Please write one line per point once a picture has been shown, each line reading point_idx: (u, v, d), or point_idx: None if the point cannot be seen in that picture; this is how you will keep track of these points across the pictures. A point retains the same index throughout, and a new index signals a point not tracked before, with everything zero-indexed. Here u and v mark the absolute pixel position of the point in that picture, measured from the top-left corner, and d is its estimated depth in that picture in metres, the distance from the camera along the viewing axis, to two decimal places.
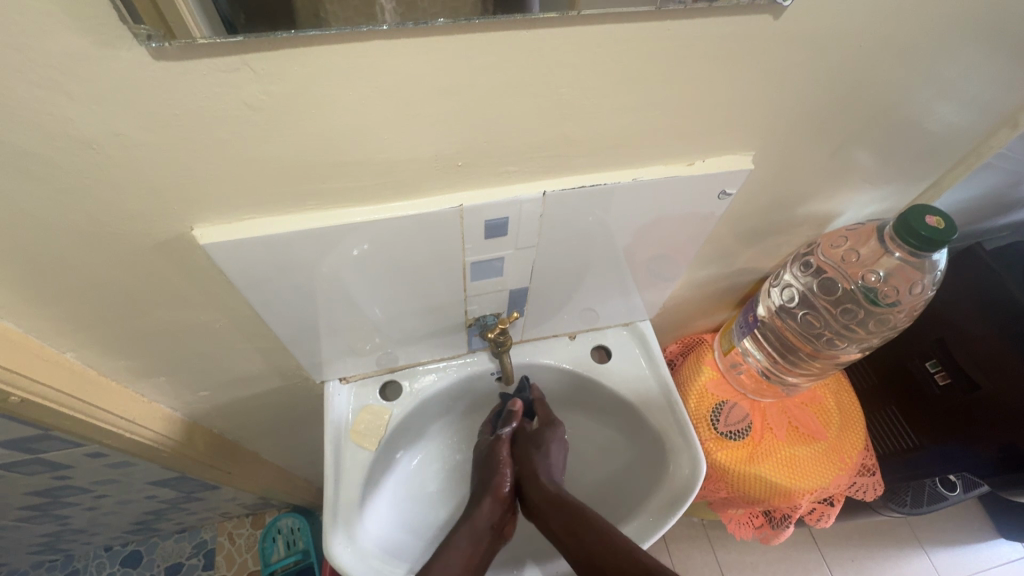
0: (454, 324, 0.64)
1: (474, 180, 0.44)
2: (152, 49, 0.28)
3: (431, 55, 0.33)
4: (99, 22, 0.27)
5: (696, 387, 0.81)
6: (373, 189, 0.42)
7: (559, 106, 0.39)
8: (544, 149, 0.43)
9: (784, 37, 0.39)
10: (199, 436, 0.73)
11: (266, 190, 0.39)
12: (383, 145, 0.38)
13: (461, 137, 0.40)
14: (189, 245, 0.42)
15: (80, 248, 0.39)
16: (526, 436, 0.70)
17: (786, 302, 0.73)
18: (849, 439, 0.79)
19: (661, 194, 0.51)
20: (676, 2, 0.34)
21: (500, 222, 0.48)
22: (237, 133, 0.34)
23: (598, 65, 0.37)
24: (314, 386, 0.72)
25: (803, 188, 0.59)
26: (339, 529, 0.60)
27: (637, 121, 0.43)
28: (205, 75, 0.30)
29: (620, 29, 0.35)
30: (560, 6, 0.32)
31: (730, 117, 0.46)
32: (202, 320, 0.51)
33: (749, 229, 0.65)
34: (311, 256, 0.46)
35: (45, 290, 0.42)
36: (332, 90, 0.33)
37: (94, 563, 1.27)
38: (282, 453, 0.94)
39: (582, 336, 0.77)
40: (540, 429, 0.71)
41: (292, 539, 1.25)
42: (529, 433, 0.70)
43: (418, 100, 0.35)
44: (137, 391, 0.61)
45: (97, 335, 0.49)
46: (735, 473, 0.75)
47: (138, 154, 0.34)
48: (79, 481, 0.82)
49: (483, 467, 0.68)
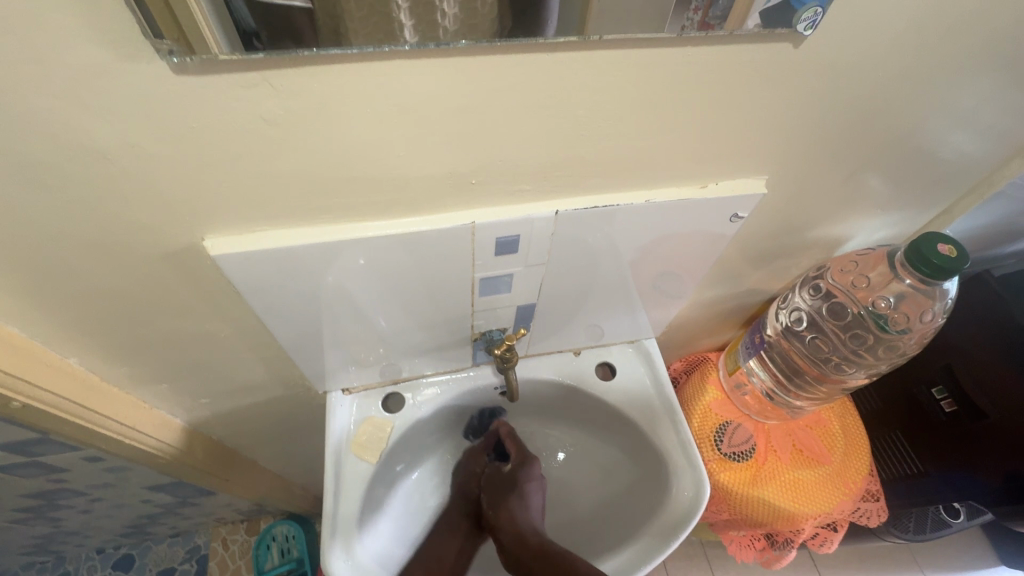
0: (460, 338, 0.64)
1: (488, 197, 0.44)
2: (174, 64, 0.28)
3: (452, 76, 0.33)
4: (123, 36, 0.26)
5: (700, 406, 0.80)
6: (386, 205, 0.42)
7: (577, 127, 0.39)
8: (558, 170, 0.43)
9: (802, 66, 0.40)
10: (199, 443, 0.73)
11: (279, 203, 0.39)
12: (398, 161, 0.38)
13: (476, 155, 0.39)
14: (199, 255, 0.42)
15: (90, 256, 0.39)
16: (502, 477, 0.69)
17: (794, 324, 0.73)
18: (855, 463, 0.79)
19: (673, 215, 0.51)
20: (687, 20, 0.33)
21: (511, 239, 0.48)
22: (254, 147, 0.34)
23: (617, 89, 0.37)
24: (316, 396, 0.71)
25: (814, 213, 0.59)
26: (338, 543, 0.60)
27: (651, 144, 0.43)
28: (226, 90, 0.30)
29: (641, 55, 0.35)
30: (571, 30, 0.31)
31: (744, 142, 0.46)
32: (207, 328, 0.51)
33: (759, 251, 0.64)
34: (318, 268, 0.45)
35: (52, 295, 0.42)
36: (350, 107, 0.33)
37: (87, 565, 1.27)
38: (280, 460, 0.93)
39: (586, 352, 0.77)
40: (515, 470, 0.69)
41: (287, 547, 1.23)
42: (506, 474, 0.69)
43: (435, 119, 0.35)
44: (140, 397, 0.60)
45: (103, 341, 0.49)
46: (738, 496, 0.75)
47: (152, 164, 0.34)
48: (75, 484, 0.81)
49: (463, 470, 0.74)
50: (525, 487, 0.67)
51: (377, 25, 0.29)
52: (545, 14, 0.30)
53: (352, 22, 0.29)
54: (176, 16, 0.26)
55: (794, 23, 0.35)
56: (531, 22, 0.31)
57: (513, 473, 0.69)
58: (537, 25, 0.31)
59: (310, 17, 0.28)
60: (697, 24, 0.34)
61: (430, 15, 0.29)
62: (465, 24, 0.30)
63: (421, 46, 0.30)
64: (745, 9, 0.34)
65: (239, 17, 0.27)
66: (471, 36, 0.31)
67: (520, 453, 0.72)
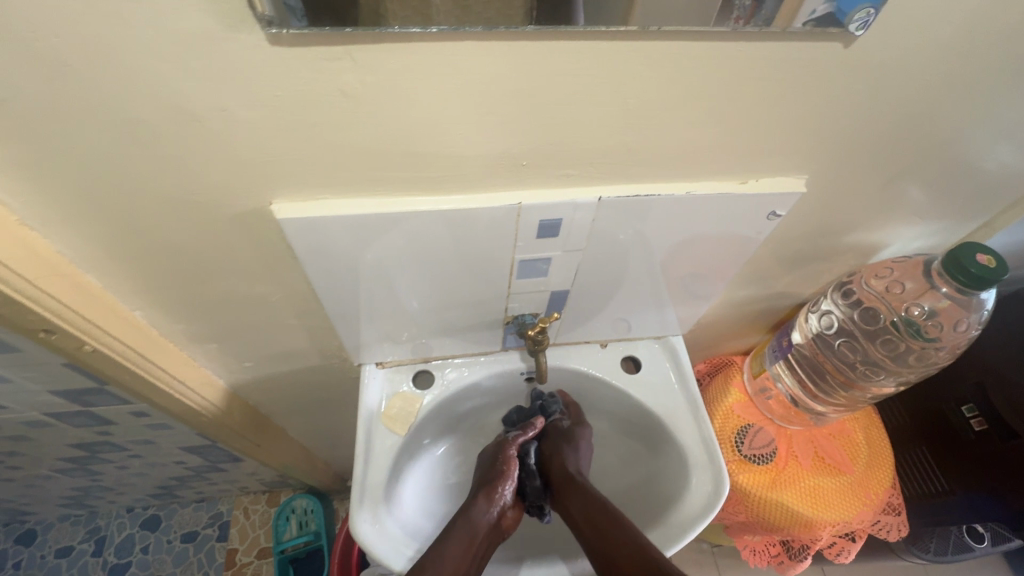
0: (494, 320, 0.66)
1: (535, 179, 0.46)
2: (270, 35, 0.31)
3: (516, 58, 0.35)
4: (228, 6, 0.29)
5: (722, 407, 0.82)
6: (439, 182, 0.44)
7: (627, 114, 0.41)
8: (606, 155, 0.45)
9: (854, 64, 0.40)
10: (238, 406, 0.76)
11: (341, 174, 0.42)
12: (455, 139, 0.40)
13: (529, 138, 0.41)
14: (265, 219, 0.45)
15: (166, 212, 0.42)
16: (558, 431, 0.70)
17: (825, 329, 0.73)
18: (877, 473, 0.78)
19: (713, 209, 0.52)
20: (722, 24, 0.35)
21: (554, 222, 0.50)
22: (327, 117, 0.36)
23: (669, 79, 0.39)
24: (351, 369, 0.74)
25: (852, 217, 0.59)
26: (366, 508, 0.62)
27: (698, 135, 0.44)
28: (311, 62, 0.33)
29: (696, 47, 0.37)
30: (616, 21, 0.33)
31: (789, 139, 0.47)
32: (261, 292, 0.54)
33: (794, 253, 0.65)
34: (368, 240, 0.48)
35: (128, 249, 0.45)
36: (419, 83, 0.35)
37: (116, 522, 1.33)
38: (308, 431, 0.97)
39: (613, 345, 0.78)
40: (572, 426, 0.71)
41: (305, 520, 1.27)
42: (562, 429, 0.70)
43: (496, 99, 0.37)
44: (191, 355, 0.64)
45: (165, 296, 0.52)
46: (755, 498, 0.75)
47: (234, 129, 0.36)
48: (118, 438, 0.86)
49: (490, 465, 0.65)
50: (579, 443, 0.68)
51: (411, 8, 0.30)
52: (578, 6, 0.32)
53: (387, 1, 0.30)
54: None
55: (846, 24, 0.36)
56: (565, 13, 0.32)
57: (569, 429, 0.70)
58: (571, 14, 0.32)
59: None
60: (739, 27, 0.35)
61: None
62: (499, 12, 0.32)
63: (492, 27, 0.32)
64: (795, 7, 0.35)
65: None
66: (506, 25, 0.32)
67: (576, 414, 0.73)
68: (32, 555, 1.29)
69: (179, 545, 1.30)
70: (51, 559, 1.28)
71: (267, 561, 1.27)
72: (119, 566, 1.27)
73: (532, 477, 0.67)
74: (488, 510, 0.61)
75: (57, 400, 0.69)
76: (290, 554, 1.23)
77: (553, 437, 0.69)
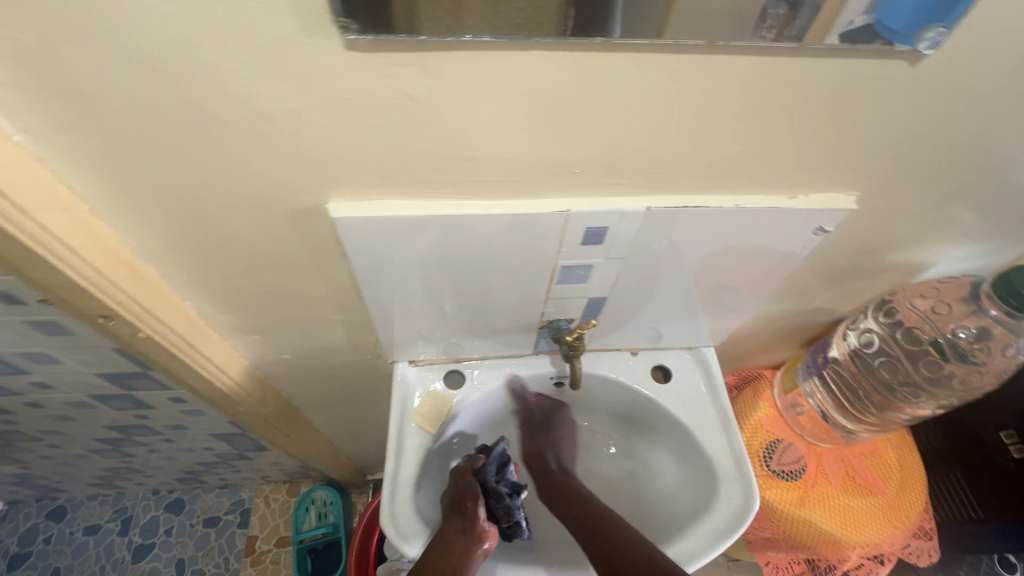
0: (528, 324, 0.66)
1: (587, 186, 0.46)
2: (347, 40, 0.32)
3: (579, 68, 0.35)
4: (310, 12, 0.30)
5: (751, 420, 0.81)
6: (492, 186, 0.45)
7: (684, 126, 0.41)
8: (657, 165, 0.45)
9: (918, 84, 0.40)
10: (271, 397, 0.78)
11: (397, 176, 0.42)
12: (513, 145, 0.41)
13: (584, 146, 0.42)
14: (319, 216, 0.46)
15: (226, 207, 0.43)
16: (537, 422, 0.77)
17: (863, 347, 0.71)
18: (909, 496, 0.77)
19: (760, 223, 0.52)
20: (759, 37, 0.34)
21: (600, 230, 0.50)
22: (391, 120, 0.37)
23: (731, 92, 0.39)
24: (383, 365, 0.75)
25: (899, 235, 0.58)
26: (395, 504, 0.64)
27: (752, 148, 0.44)
28: (382, 67, 0.33)
29: (758, 62, 0.37)
30: (650, 32, 0.33)
31: (842, 155, 0.46)
32: (307, 287, 0.55)
33: (836, 270, 0.64)
34: (417, 241, 0.48)
35: (187, 241, 0.47)
36: (483, 89, 0.36)
37: (142, 504, 1.36)
38: (334, 424, 0.98)
39: (644, 353, 0.78)
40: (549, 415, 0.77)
41: (324, 512, 1.29)
42: (540, 420, 0.77)
43: (556, 107, 0.38)
44: (232, 345, 0.65)
45: (215, 288, 0.54)
46: (783, 515, 0.74)
47: (302, 129, 0.37)
48: (153, 422, 0.88)
49: (453, 491, 0.69)
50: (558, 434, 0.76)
51: (443, 20, 0.30)
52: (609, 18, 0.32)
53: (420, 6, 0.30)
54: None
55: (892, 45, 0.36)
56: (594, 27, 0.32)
57: (548, 419, 0.77)
58: (600, 27, 0.32)
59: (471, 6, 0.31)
60: (769, 41, 0.35)
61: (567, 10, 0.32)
62: (530, 19, 0.31)
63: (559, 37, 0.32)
64: (829, 23, 0.34)
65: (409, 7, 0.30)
66: (539, 33, 0.32)
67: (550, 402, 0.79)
68: (61, 530, 1.33)
69: (201, 529, 1.33)
70: (80, 535, 1.32)
71: (286, 549, 1.29)
72: (143, 546, 1.31)
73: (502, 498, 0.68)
74: (460, 523, 0.63)
75: (101, 383, 0.71)
76: (308, 544, 1.24)
77: (535, 430, 0.77)
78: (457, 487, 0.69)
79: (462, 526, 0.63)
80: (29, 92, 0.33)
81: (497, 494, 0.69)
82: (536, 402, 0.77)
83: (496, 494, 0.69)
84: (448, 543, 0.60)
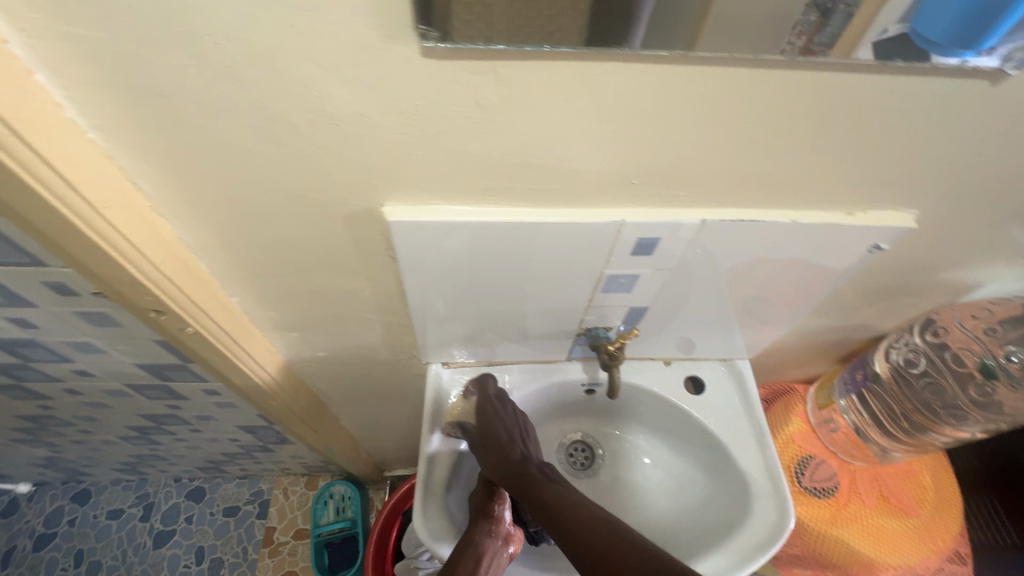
0: (566, 331, 0.66)
1: (644, 197, 0.46)
2: (425, 47, 0.32)
3: (651, 80, 0.35)
4: (393, 19, 0.30)
5: (783, 435, 0.80)
6: (548, 194, 0.44)
7: (748, 139, 0.40)
8: (716, 178, 0.44)
9: (993, 104, 0.39)
10: (303, 393, 0.79)
11: (456, 182, 0.42)
12: (574, 154, 0.40)
13: (646, 158, 0.41)
14: (374, 219, 0.46)
15: (284, 208, 0.43)
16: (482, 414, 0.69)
17: (906, 364, 0.71)
18: (945, 519, 0.75)
19: (813, 239, 0.51)
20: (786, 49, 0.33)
21: (651, 241, 0.50)
22: (458, 127, 0.37)
23: (801, 108, 0.38)
24: (415, 365, 0.76)
25: (951, 255, 0.57)
26: (425, 503, 0.65)
27: (813, 164, 0.44)
28: (456, 74, 0.33)
29: (832, 78, 0.36)
30: (680, 43, 0.32)
31: (905, 173, 0.45)
32: (351, 287, 0.55)
33: (882, 288, 0.63)
34: (467, 246, 0.48)
35: (241, 239, 0.47)
36: (553, 99, 0.35)
37: (164, 491, 1.38)
38: (360, 420, 0.99)
39: (677, 363, 0.78)
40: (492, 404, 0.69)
41: (342, 506, 1.30)
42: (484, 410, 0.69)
43: (623, 118, 0.38)
44: (271, 341, 0.66)
45: (262, 285, 0.54)
46: (814, 533, 0.73)
47: (368, 134, 0.37)
48: (184, 412, 0.89)
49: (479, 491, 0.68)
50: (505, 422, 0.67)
51: (475, 25, 0.30)
52: (637, 23, 0.31)
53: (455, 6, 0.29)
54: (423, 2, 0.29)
55: (931, 57, 0.34)
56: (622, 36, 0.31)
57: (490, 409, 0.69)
58: (627, 36, 0.31)
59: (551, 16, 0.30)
60: (798, 53, 0.34)
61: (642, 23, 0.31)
62: (560, 27, 0.31)
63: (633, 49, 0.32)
64: (858, 34, 0.33)
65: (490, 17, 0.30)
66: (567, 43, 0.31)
67: (486, 392, 0.71)
68: (86, 513, 1.35)
69: (221, 518, 1.34)
70: (103, 519, 1.34)
71: (304, 542, 1.31)
72: (164, 533, 1.33)
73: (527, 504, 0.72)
74: (488, 526, 0.63)
75: (140, 373, 0.72)
76: (326, 538, 1.25)
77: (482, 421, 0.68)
78: (483, 487, 0.68)
79: (489, 530, 0.63)
80: (108, 90, 0.33)
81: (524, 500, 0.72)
82: (484, 397, 0.71)
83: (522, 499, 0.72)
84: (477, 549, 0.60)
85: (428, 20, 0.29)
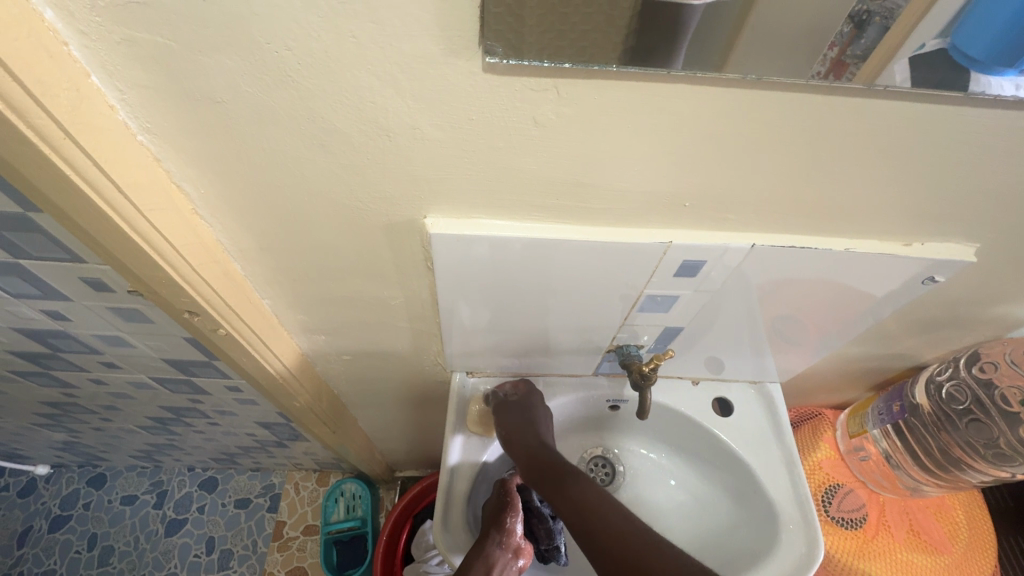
0: (597, 347, 0.65)
1: (693, 219, 0.45)
2: (487, 63, 0.30)
3: (716, 102, 0.33)
4: (458, 34, 0.29)
5: (810, 461, 0.78)
6: (595, 213, 0.43)
7: (810, 166, 0.39)
8: (770, 204, 0.43)
9: None
10: (325, 395, 0.78)
11: (502, 197, 0.41)
12: (627, 175, 0.39)
13: (702, 181, 0.40)
14: (415, 230, 0.45)
15: (326, 216, 0.43)
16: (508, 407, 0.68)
17: (948, 397, 0.69)
18: (977, 560, 0.72)
19: (864, 267, 0.49)
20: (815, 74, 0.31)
21: (696, 263, 0.48)
22: (511, 143, 0.36)
23: (869, 136, 0.36)
24: (440, 373, 0.75)
25: (1005, 290, 0.55)
26: (442, 512, 0.64)
27: (874, 193, 0.42)
28: (517, 90, 0.32)
29: (906, 108, 0.34)
30: (708, 66, 0.30)
31: (971, 206, 0.43)
32: (384, 295, 0.54)
33: (926, 319, 0.61)
34: (507, 260, 0.47)
35: (281, 243, 0.46)
36: (614, 118, 0.34)
37: (178, 479, 1.39)
38: (377, 422, 0.98)
39: (705, 383, 0.76)
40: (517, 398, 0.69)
41: (352, 505, 1.29)
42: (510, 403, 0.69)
43: (682, 140, 0.36)
44: (298, 343, 0.65)
45: (295, 289, 0.53)
46: (840, 565, 0.70)
47: (420, 145, 0.36)
48: (204, 406, 0.89)
49: (494, 501, 0.67)
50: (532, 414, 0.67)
51: (507, 33, 0.28)
52: (679, 40, 0.30)
53: (485, 14, 0.28)
54: (480, 13, 0.28)
55: (972, 74, 0.32)
56: (661, 55, 0.30)
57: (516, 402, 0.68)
58: (669, 56, 0.30)
59: (611, 33, 0.29)
60: (824, 77, 0.31)
61: (711, 44, 0.30)
62: (598, 41, 0.29)
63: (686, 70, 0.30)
64: (889, 56, 0.31)
65: (552, 30, 0.29)
66: (603, 60, 0.30)
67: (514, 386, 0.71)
68: (100, 497, 1.37)
69: (232, 510, 1.35)
70: (117, 504, 1.36)
71: (313, 538, 1.31)
72: (176, 521, 1.34)
73: (543, 520, 0.70)
74: (501, 538, 0.61)
75: (165, 367, 0.72)
76: (335, 535, 1.25)
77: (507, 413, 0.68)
78: (498, 498, 0.66)
79: (501, 542, 0.61)
80: (163, 95, 0.33)
81: (540, 515, 0.70)
82: (517, 390, 0.70)
83: (538, 514, 0.70)
84: (487, 561, 0.58)
85: (490, 33, 0.28)
